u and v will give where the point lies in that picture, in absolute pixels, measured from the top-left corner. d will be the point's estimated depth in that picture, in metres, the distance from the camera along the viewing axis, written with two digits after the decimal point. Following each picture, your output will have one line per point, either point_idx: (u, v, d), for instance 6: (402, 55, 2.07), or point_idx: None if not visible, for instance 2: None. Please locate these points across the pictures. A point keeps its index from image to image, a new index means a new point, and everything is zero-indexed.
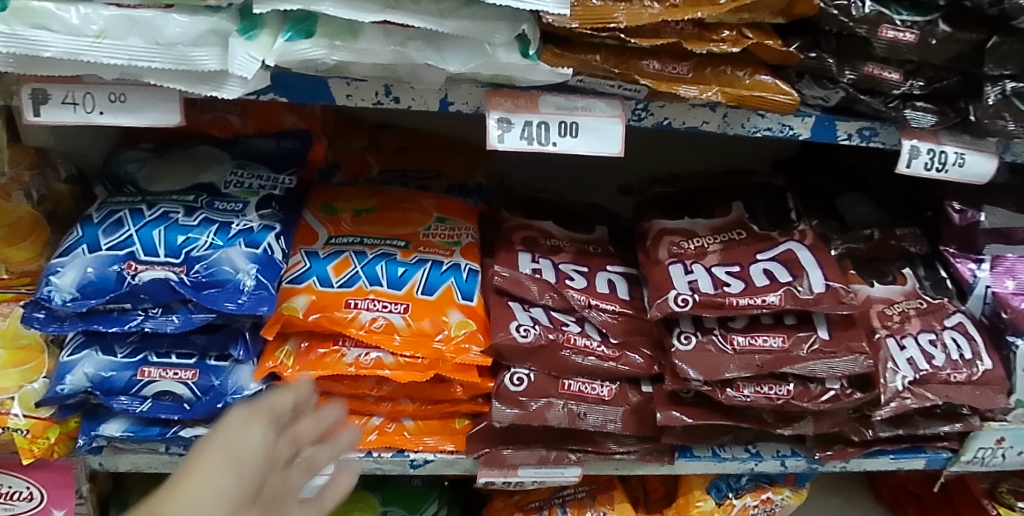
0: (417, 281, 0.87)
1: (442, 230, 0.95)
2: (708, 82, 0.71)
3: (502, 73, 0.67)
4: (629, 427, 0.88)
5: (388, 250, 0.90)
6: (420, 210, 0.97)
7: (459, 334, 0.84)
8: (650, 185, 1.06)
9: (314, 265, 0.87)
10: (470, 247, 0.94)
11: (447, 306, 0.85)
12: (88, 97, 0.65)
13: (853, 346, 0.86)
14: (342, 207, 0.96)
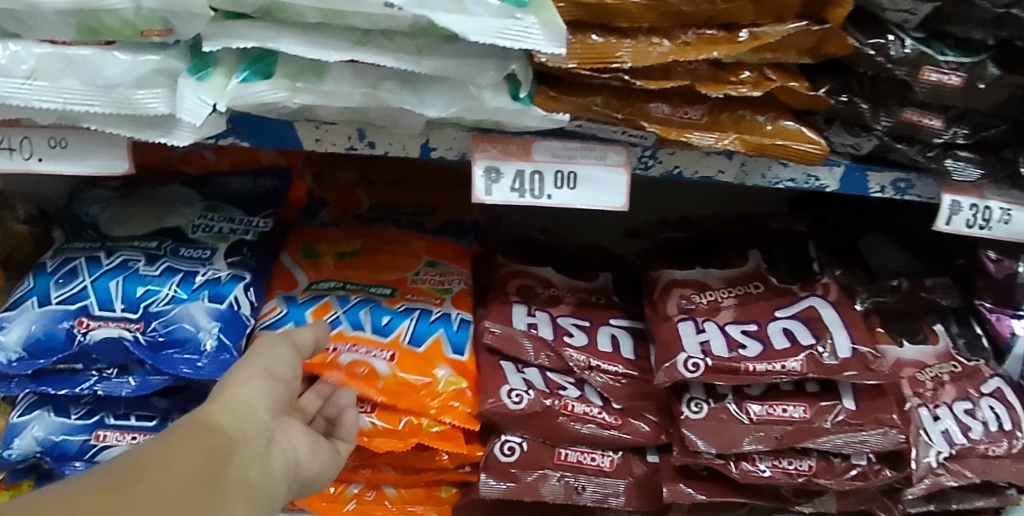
0: (404, 330, 0.77)
1: (433, 275, 0.85)
2: (724, 128, 0.64)
3: (489, 119, 0.59)
4: (632, 502, 0.78)
5: (374, 296, 0.81)
6: (408, 251, 0.87)
7: (446, 390, 0.73)
8: (659, 228, 0.97)
9: (290, 311, 0.77)
10: (462, 295, 0.84)
11: (434, 361, 0.75)
12: (26, 141, 0.58)
13: (883, 418, 0.77)
14: (323, 248, 0.87)
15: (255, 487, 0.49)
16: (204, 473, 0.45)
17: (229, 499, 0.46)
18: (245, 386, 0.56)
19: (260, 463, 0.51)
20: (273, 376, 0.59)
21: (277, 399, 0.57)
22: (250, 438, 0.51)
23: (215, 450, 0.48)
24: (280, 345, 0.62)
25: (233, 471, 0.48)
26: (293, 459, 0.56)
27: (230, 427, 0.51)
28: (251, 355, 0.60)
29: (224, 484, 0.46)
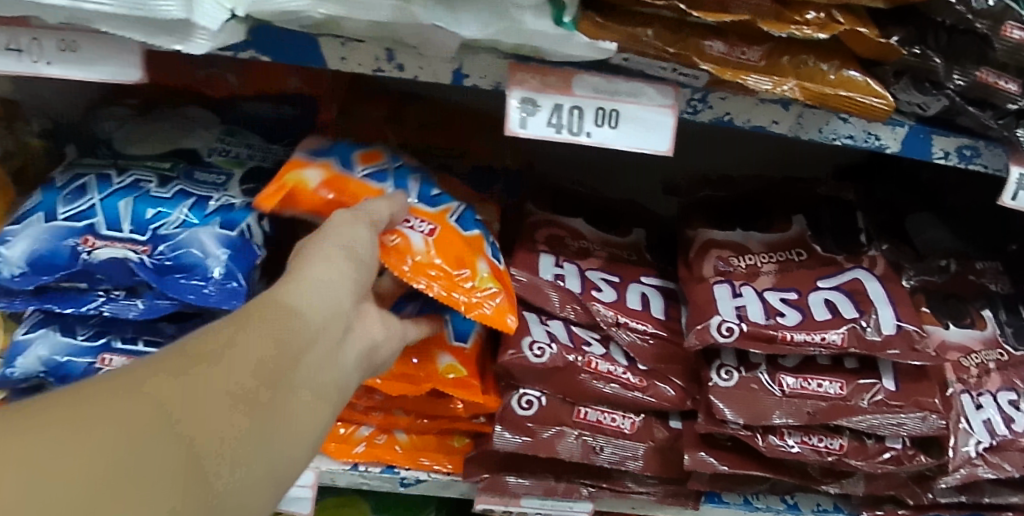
0: (452, 209, 0.71)
1: (475, 202, 0.78)
2: (784, 73, 0.58)
3: (528, 44, 0.54)
4: (651, 467, 0.75)
5: (427, 175, 0.75)
6: (449, 178, 0.80)
7: (484, 286, 0.66)
8: (700, 186, 0.91)
9: (339, 155, 0.72)
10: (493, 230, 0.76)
11: (475, 253, 0.68)
12: (35, 43, 0.54)
13: (923, 402, 0.72)
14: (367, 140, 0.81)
15: (324, 375, 0.47)
16: (275, 366, 0.42)
17: (299, 391, 0.44)
18: (323, 263, 0.52)
19: (334, 350, 0.48)
20: (353, 252, 0.55)
21: (357, 279, 0.54)
22: (326, 322, 0.48)
23: (288, 333, 0.45)
24: (354, 218, 0.58)
25: (306, 358, 0.45)
26: (366, 346, 0.54)
27: (307, 308, 0.47)
28: (328, 228, 0.55)
29: (294, 373, 0.44)
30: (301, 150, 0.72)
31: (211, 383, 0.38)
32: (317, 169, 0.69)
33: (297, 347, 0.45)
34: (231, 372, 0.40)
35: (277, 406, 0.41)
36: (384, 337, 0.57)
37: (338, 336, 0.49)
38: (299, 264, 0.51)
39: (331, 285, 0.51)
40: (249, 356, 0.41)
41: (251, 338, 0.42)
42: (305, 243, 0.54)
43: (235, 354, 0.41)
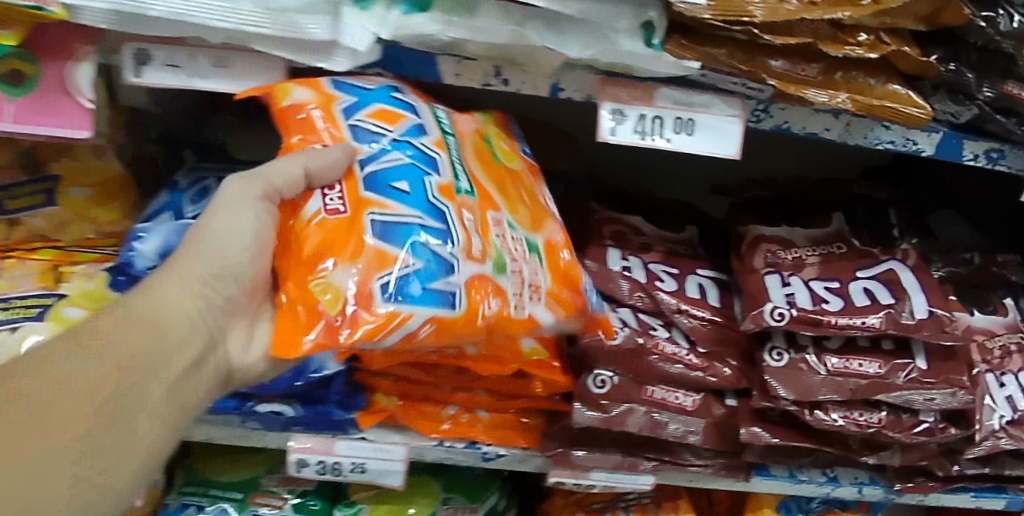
0: (398, 213, 0.62)
1: (512, 238, 0.69)
2: (837, 87, 0.66)
3: (622, 63, 0.62)
4: (710, 441, 0.83)
5: (440, 160, 0.67)
6: (515, 203, 0.73)
7: (326, 302, 0.59)
8: (747, 187, 1.00)
9: (383, 101, 0.68)
10: (482, 282, 0.63)
11: (358, 263, 0.60)
12: (191, 59, 0.62)
13: (954, 379, 0.80)
14: (495, 137, 0.79)
15: (169, 391, 0.59)
16: (111, 397, 0.54)
17: (138, 407, 0.57)
18: (181, 279, 0.61)
19: (178, 368, 0.60)
20: (229, 262, 0.62)
21: (217, 295, 0.63)
22: (171, 343, 0.59)
23: (132, 359, 0.57)
24: (244, 203, 0.62)
25: (145, 380, 0.57)
26: (220, 359, 0.64)
27: (150, 331, 0.58)
28: (210, 227, 0.63)
29: (133, 394, 0.56)
30: (362, 81, 0.69)
31: (47, 422, 0.51)
32: (317, 89, 0.66)
33: (131, 374, 0.56)
34: (63, 401, 0.52)
35: (108, 434, 0.54)
36: (251, 346, 0.67)
37: (184, 357, 0.60)
38: (168, 275, 0.61)
39: (174, 300, 0.60)
40: (87, 393, 0.53)
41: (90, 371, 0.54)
42: (189, 240, 0.63)
43: (81, 380, 0.53)
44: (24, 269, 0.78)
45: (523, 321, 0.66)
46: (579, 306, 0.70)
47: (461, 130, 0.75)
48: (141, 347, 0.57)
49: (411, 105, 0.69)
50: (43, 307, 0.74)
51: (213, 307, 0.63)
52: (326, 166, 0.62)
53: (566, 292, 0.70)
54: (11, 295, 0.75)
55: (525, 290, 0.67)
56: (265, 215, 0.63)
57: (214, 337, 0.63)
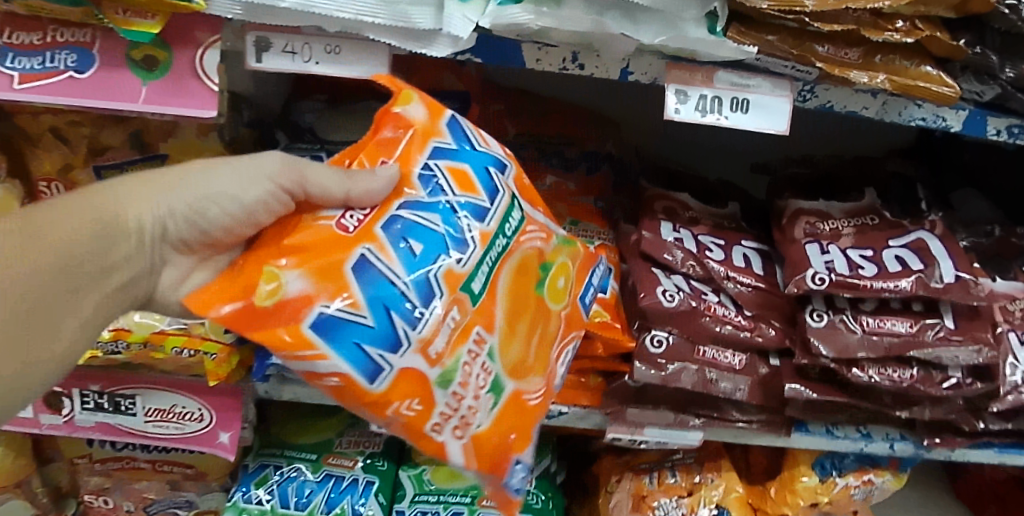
0: (389, 262, 0.64)
1: (483, 368, 0.68)
2: (875, 69, 0.74)
3: (687, 49, 0.70)
4: (756, 398, 0.91)
5: (469, 252, 0.66)
6: (521, 330, 0.71)
7: (265, 289, 0.61)
8: (785, 165, 1.08)
9: (473, 170, 0.70)
10: (413, 375, 0.64)
11: (321, 271, 0.62)
12: (306, 47, 0.70)
13: (980, 337, 0.87)
14: (553, 262, 0.76)
15: (89, 307, 0.64)
16: (40, 293, 0.59)
17: (60, 313, 0.61)
18: (150, 202, 0.66)
19: (107, 287, 0.65)
20: (202, 213, 0.66)
21: (170, 230, 0.67)
22: (107, 262, 0.64)
23: (67, 269, 0.61)
24: (261, 179, 0.65)
25: (71, 291, 0.62)
26: (145, 286, 0.69)
27: (95, 242, 0.63)
28: (209, 171, 0.67)
29: (56, 305, 0.61)
30: (476, 140, 0.73)
31: None
32: (430, 113, 0.71)
33: (66, 277, 0.61)
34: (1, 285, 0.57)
35: (27, 325, 0.59)
36: (181, 287, 0.71)
37: (112, 278, 0.65)
38: (141, 194, 0.66)
39: (129, 219, 0.65)
40: (24, 285, 0.58)
41: (34, 263, 0.59)
42: (187, 177, 0.66)
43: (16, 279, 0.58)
44: None
45: (429, 441, 0.67)
46: (489, 463, 0.70)
47: (522, 241, 0.72)
48: (83, 254, 0.62)
49: (491, 192, 0.70)
50: None
51: (160, 236, 0.67)
52: (361, 192, 0.65)
53: (494, 438, 0.70)
54: None
55: (451, 419, 0.67)
56: (273, 209, 0.66)
57: (151, 265, 0.68)
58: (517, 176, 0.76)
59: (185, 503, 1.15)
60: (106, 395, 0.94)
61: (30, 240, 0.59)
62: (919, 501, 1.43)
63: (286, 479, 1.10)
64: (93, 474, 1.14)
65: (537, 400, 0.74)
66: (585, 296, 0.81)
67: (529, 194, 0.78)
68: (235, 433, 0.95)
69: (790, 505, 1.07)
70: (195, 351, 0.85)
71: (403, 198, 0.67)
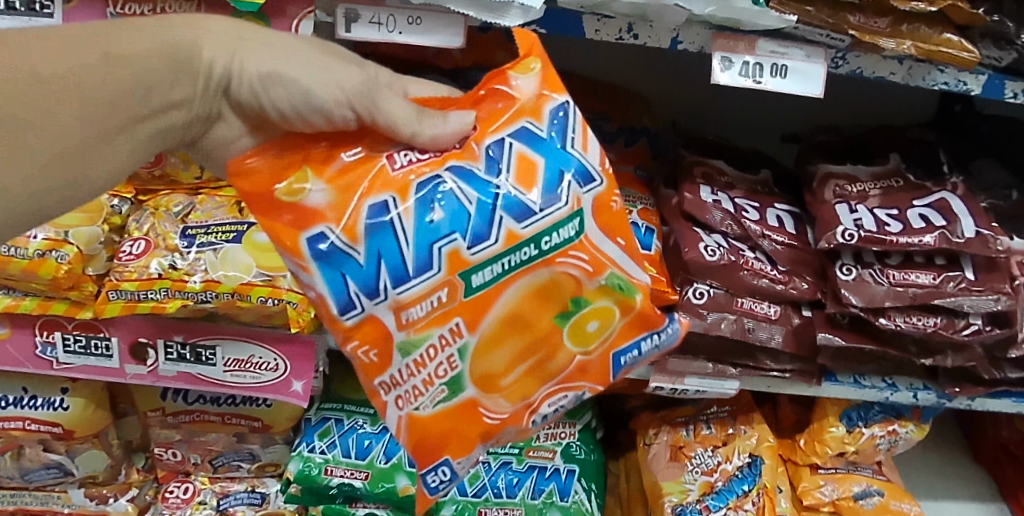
0: (404, 211, 0.59)
1: (448, 360, 0.63)
2: (903, 36, 0.81)
3: (734, 18, 0.78)
4: (790, 346, 0.99)
5: (485, 243, 0.60)
6: (512, 343, 0.64)
7: (286, 183, 0.60)
8: (815, 134, 1.16)
9: (545, 164, 0.61)
10: (376, 329, 0.62)
11: (343, 188, 0.60)
12: (391, 18, 0.78)
13: (998, 287, 0.93)
14: (591, 303, 0.65)
15: (146, 139, 0.58)
16: (92, 110, 0.53)
17: (113, 136, 0.55)
18: (227, 52, 0.58)
19: (162, 121, 0.58)
20: (267, 89, 0.59)
21: (234, 90, 0.59)
22: (169, 99, 0.58)
23: (137, 98, 0.55)
24: (344, 85, 0.58)
25: (134, 122, 0.56)
26: (196, 131, 0.62)
27: (168, 73, 0.57)
28: (294, 49, 0.60)
29: (118, 131, 0.55)
30: (573, 138, 0.63)
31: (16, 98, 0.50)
32: (540, 91, 0.63)
33: (126, 98, 0.55)
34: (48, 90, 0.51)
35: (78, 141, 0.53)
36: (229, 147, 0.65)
37: (171, 117, 0.59)
38: (227, 40, 0.58)
39: (201, 60, 0.58)
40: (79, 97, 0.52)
41: (92, 76, 0.53)
42: (279, 46, 0.59)
43: (87, 94, 0.53)
44: (216, 203, 1.01)
45: (374, 391, 0.66)
46: (418, 446, 0.67)
47: (557, 263, 0.62)
48: (145, 78, 0.55)
49: (552, 197, 0.61)
50: (238, 232, 0.96)
51: (222, 89, 0.60)
52: (426, 138, 0.60)
53: (430, 427, 0.66)
54: (211, 223, 0.98)
55: (399, 387, 0.65)
56: (334, 120, 0.59)
57: (208, 115, 0.61)
58: (604, 199, 0.64)
59: (249, 455, 1.26)
60: (188, 346, 1.02)
61: (109, 59, 0.54)
62: (939, 463, 1.51)
63: (347, 431, 1.20)
64: (164, 427, 1.23)
65: (494, 421, 0.67)
66: (623, 357, 0.69)
67: (616, 220, 0.66)
68: (307, 382, 1.04)
69: (818, 454, 1.16)
70: (277, 299, 0.92)
71: (459, 161, 0.61)
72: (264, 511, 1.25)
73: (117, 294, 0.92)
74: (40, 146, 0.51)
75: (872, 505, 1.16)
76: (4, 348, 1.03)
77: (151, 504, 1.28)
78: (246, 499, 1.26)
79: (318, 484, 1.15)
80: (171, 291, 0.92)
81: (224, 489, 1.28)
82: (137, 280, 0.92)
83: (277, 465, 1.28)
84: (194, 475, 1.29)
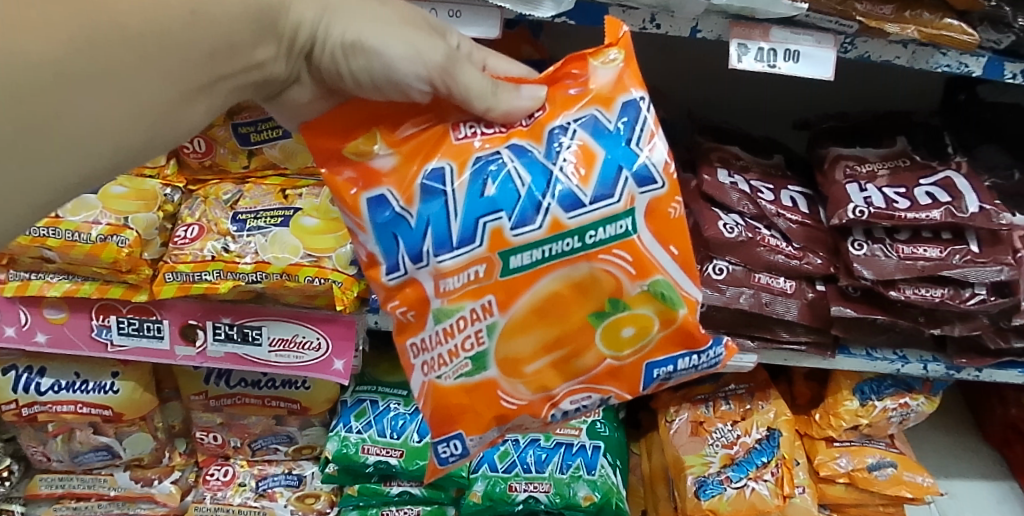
0: (460, 184, 0.64)
1: (477, 335, 0.67)
2: (907, 22, 0.88)
3: (749, 6, 0.84)
4: (805, 317, 1.04)
5: (529, 228, 0.63)
6: (541, 331, 0.67)
7: (358, 143, 0.67)
8: (824, 121, 1.23)
9: (604, 160, 0.64)
10: (415, 294, 0.67)
11: (407, 156, 0.66)
12: (433, 12, 0.85)
13: (1001, 258, 0.98)
14: (629, 308, 0.67)
15: (220, 96, 0.59)
16: (181, 69, 0.53)
17: (197, 92, 0.56)
18: (316, 18, 0.61)
19: (241, 80, 0.59)
20: (348, 58, 0.62)
21: (316, 56, 0.63)
22: (250, 60, 0.59)
23: (222, 57, 0.56)
24: (422, 58, 0.62)
25: (212, 81, 0.56)
26: (272, 89, 0.65)
27: (250, 33, 0.57)
28: (378, 20, 0.63)
29: (194, 90, 0.56)
30: (640, 136, 0.65)
31: (114, 51, 0.49)
32: (616, 83, 0.67)
33: (211, 60, 0.55)
34: (143, 46, 0.50)
35: (165, 98, 0.54)
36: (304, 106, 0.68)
37: (248, 76, 0.60)
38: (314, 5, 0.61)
39: (287, 24, 0.60)
40: (170, 55, 0.52)
41: (182, 34, 0.52)
42: (360, 14, 0.62)
43: (178, 52, 0.52)
44: (263, 191, 1.08)
45: (403, 353, 0.70)
46: (435, 415, 0.71)
47: (599, 260, 0.65)
48: (230, 39, 0.56)
49: (605, 192, 0.64)
50: (286, 216, 1.03)
51: (304, 55, 0.63)
52: (499, 113, 0.65)
53: (448, 399, 0.69)
54: (260, 208, 1.05)
55: (427, 353, 0.69)
56: (411, 92, 0.64)
57: (286, 78, 0.64)
58: (662, 204, 0.66)
59: (286, 438, 1.32)
60: (236, 326, 1.08)
61: (191, 17, 0.53)
62: (951, 444, 1.55)
63: (382, 412, 1.25)
64: (206, 412, 1.29)
65: (512, 406, 0.70)
66: (655, 369, 0.71)
67: (674, 228, 0.67)
68: (347, 362, 1.09)
69: (833, 427, 1.22)
70: (323, 279, 0.98)
71: (521, 140, 0.65)
72: (301, 491, 1.31)
73: (173, 275, 0.99)
74: (133, 98, 0.52)
75: (887, 476, 1.21)
76: (62, 332, 1.08)
77: (193, 487, 1.33)
78: (283, 481, 1.31)
79: (355, 461, 1.21)
80: (223, 273, 0.98)
81: (262, 472, 1.33)
82: (192, 262, 0.99)
83: (312, 447, 1.34)
84: (232, 459, 1.34)
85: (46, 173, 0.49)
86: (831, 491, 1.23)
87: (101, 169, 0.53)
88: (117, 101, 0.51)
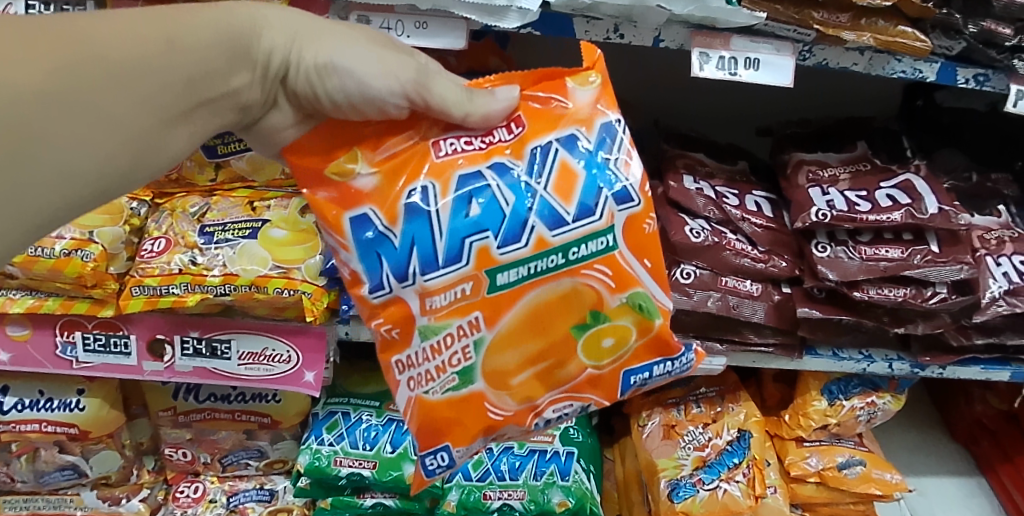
0: (444, 205, 0.64)
1: (464, 350, 0.67)
2: (862, 29, 0.90)
3: (710, 16, 0.86)
4: (771, 319, 1.06)
5: (515, 246, 0.64)
6: (527, 345, 0.68)
7: (342, 162, 0.65)
8: (786, 127, 1.26)
9: (585, 179, 0.65)
10: (403, 312, 0.66)
11: (391, 174, 0.65)
12: (399, 23, 0.86)
13: (960, 258, 1.01)
14: (611, 319, 0.68)
15: (202, 122, 0.59)
16: (163, 97, 0.54)
17: (181, 121, 0.57)
18: (286, 43, 0.61)
19: (223, 107, 0.60)
20: (322, 80, 0.62)
21: (291, 80, 0.62)
22: (228, 87, 0.59)
23: (202, 84, 0.57)
24: (396, 74, 0.61)
25: (191, 108, 0.57)
26: (251, 117, 0.64)
27: (227, 61, 0.58)
28: (349, 39, 0.62)
29: (176, 117, 0.56)
30: (617, 156, 0.67)
31: (98, 79, 0.50)
32: (595, 104, 0.67)
33: (191, 86, 0.56)
34: (126, 75, 0.52)
35: (150, 126, 0.54)
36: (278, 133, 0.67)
37: (226, 103, 0.60)
38: (285, 29, 0.61)
39: (258, 48, 0.60)
40: (151, 82, 0.53)
41: (160, 61, 0.53)
42: (332, 35, 0.62)
43: (160, 79, 0.54)
44: (230, 203, 1.08)
45: (388, 371, 0.70)
46: (422, 428, 0.71)
47: (581, 274, 0.66)
48: (210, 65, 0.57)
49: (587, 212, 0.65)
50: (254, 228, 1.03)
51: (279, 79, 0.62)
52: (477, 117, 0.64)
53: (436, 413, 0.69)
54: (228, 221, 1.04)
55: (416, 369, 0.68)
56: (388, 108, 0.63)
57: (262, 105, 0.64)
58: (638, 219, 0.67)
59: (257, 452, 1.30)
60: (204, 340, 1.07)
61: (168, 46, 0.54)
62: (919, 441, 1.59)
63: (354, 424, 1.25)
64: (174, 428, 1.27)
65: (499, 417, 0.70)
66: (633, 376, 0.72)
67: (648, 243, 0.69)
68: (318, 373, 1.08)
69: (803, 427, 1.24)
70: (292, 290, 0.98)
71: (501, 157, 0.65)
72: (273, 506, 1.29)
73: (140, 289, 0.98)
74: (119, 126, 0.52)
75: (855, 474, 1.23)
76: (25, 350, 1.06)
77: (162, 504, 1.31)
78: (255, 496, 1.30)
79: (327, 474, 1.20)
80: (191, 286, 0.98)
81: (233, 487, 1.31)
82: (159, 275, 0.98)
83: (284, 461, 1.33)
84: (203, 475, 1.33)
85: (32, 204, 0.49)
86: (802, 490, 1.25)
87: (88, 196, 0.53)
88: (100, 127, 0.51)
